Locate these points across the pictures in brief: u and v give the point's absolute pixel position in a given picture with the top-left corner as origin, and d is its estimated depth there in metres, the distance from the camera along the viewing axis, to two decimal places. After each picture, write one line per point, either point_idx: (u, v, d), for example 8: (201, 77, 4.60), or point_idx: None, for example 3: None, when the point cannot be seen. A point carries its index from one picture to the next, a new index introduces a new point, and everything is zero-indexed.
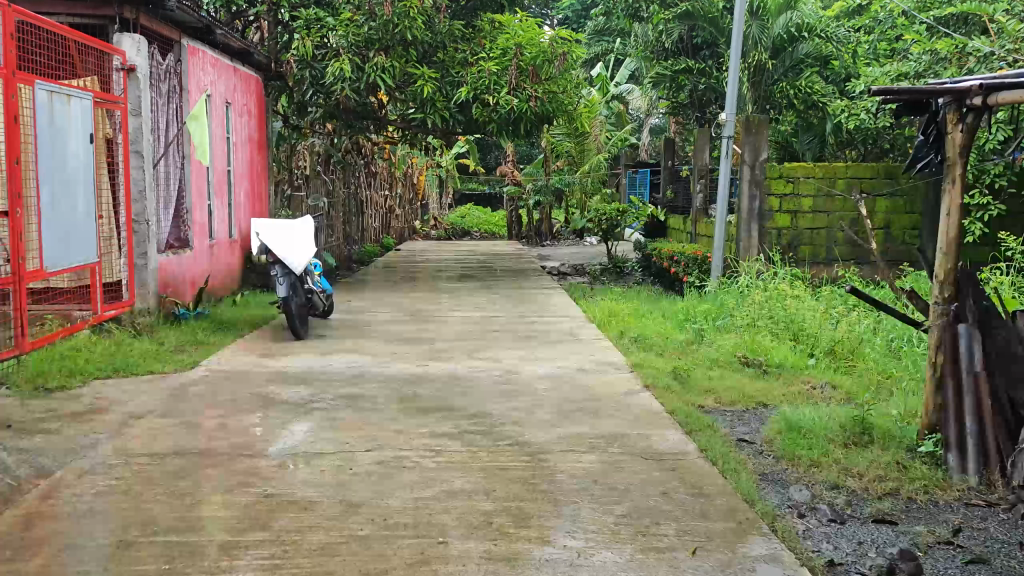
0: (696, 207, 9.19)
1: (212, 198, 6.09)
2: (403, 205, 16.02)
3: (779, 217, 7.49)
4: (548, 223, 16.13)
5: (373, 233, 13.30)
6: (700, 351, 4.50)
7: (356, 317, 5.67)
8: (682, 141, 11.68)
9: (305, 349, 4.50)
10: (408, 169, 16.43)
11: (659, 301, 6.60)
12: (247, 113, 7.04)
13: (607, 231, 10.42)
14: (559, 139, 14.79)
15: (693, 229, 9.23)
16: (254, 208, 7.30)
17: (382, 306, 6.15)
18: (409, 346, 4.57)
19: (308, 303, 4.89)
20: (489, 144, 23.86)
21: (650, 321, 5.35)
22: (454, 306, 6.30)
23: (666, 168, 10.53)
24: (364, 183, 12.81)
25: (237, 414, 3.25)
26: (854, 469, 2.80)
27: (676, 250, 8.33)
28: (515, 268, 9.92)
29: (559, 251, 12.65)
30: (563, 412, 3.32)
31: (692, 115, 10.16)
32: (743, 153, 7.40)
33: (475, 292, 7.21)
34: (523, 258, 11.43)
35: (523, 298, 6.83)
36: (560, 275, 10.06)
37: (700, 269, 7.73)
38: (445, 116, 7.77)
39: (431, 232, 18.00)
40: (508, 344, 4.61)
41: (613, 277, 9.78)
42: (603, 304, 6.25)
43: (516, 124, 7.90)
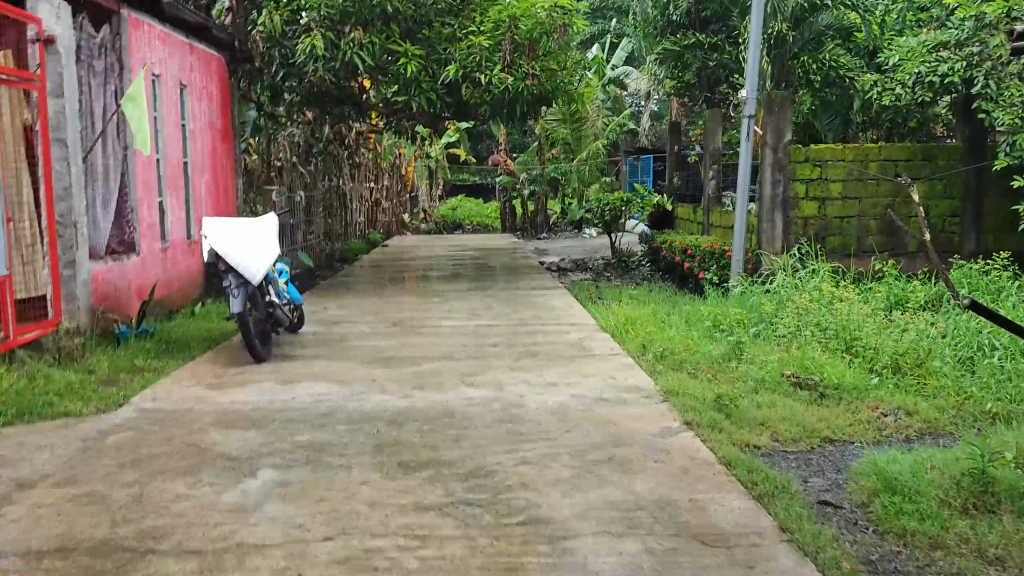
0: (707, 194, 8.44)
1: (164, 195, 5.30)
2: (391, 198, 15.25)
3: (804, 204, 6.76)
4: (544, 215, 15.39)
5: (359, 229, 12.54)
6: (740, 369, 3.77)
7: (332, 329, 4.90)
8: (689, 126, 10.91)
9: (266, 374, 3.73)
10: (396, 160, 15.65)
11: (678, 304, 5.85)
12: (208, 98, 6.24)
13: (610, 223, 9.66)
14: (555, 126, 14.02)
15: (705, 220, 8.47)
16: (220, 204, 6.52)
17: (362, 316, 5.38)
18: (391, 368, 3.81)
19: (269, 317, 4.09)
20: (480, 133, 23.08)
21: (672, 330, 4.59)
22: (445, 313, 5.53)
23: (672, 153, 9.82)
24: (348, 175, 12.03)
25: (161, 478, 2.47)
26: (993, 551, 2.04)
27: (690, 242, 7.59)
28: (513, 265, 9.17)
29: (558, 245, 11.91)
30: (588, 465, 2.55)
31: (700, 97, 9.38)
32: (764, 135, 6.64)
33: (468, 296, 6.44)
34: (520, 253, 10.71)
35: (523, 301, 6.07)
36: (560, 271, 9.31)
37: (718, 264, 6.99)
38: (432, 99, 6.98)
39: (422, 225, 17.23)
40: (510, 365, 3.85)
41: (618, 273, 9.03)
42: (615, 308, 5.49)
43: (510, 106, 7.13)
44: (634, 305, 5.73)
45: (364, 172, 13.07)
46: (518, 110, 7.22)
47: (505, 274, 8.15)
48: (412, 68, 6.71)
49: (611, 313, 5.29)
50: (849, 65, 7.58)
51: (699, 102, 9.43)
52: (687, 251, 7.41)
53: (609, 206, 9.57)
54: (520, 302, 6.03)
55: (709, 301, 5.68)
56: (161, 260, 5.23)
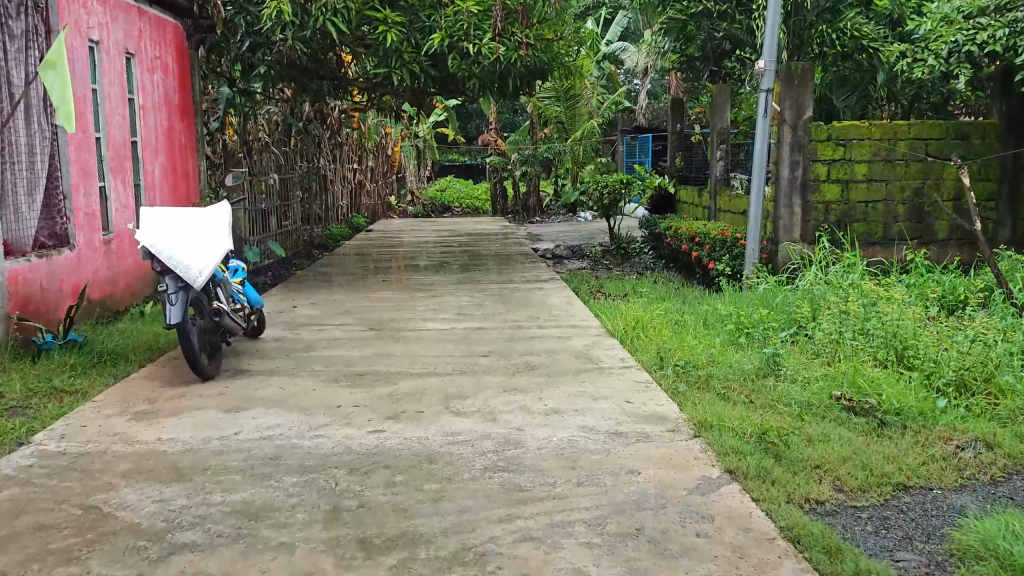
0: (714, 175, 7.81)
1: (106, 179, 4.63)
2: (376, 180, 14.55)
3: (826, 187, 6.10)
4: (536, 197, 14.75)
5: (341, 213, 11.86)
6: (779, 389, 3.14)
7: (297, 335, 4.25)
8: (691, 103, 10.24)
9: (210, 398, 3.09)
10: (381, 139, 14.94)
11: (692, 302, 5.22)
12: (162, 69, 5.55)
13: (609, 206, 9.01)
14: (548, 104, 13.34)
15: (711, 203, 7.85)
16: (180, 189, 5.85)
17: (334, 316, 4.74)
18: (361, 390, 3.17)
19: (219, 327, 3.43)
20: (469, 112, 22.33)
21: (692, 336, 3.96)
22: (428, 312, 4.90)
23: (674, 132, 9.17)
24: (328, 156, 11.33)
25: (37, 566, 1.84)
26: None
27: (697, 228, 6.95)
28: (504, 252, 8.53)
29: (552, 229, 11.27)
30: (610, 540, 1.93)
31: (706, 70, 8.70)
32: (783, 112, 5.99)
33: (454, 290, 5.81)
34: (511, 238, 10.08)
35: (516, 297, 5.42)
36: (554, 259, 8.68)
37: (731, 254, 6.33)
38: (414, 71, 6.31)
39: (409, 208, 16.55)
40: (502, 385, 3.22)
41: (617, 261, 8.41)
42: (622, 307, 4.86)
43: (501, 80, 6.44)
44: (643, 302, 5.11)
45: (346, 153, 12.36)
46: (511, 84, 6.53)
47: (496, 263, 7.51)
48: (392, 37, 6.03)
49: (618, 313, 4.64)
50: (872, 34, 6.82)
51: (704, 76, 8.75)
52: (695, 239, 6.78)
53: (607, 188, 8.92)
54: (512, 298, 5.39)
55: (727, 299, 5.05)
56: (103, 254, 4.56)
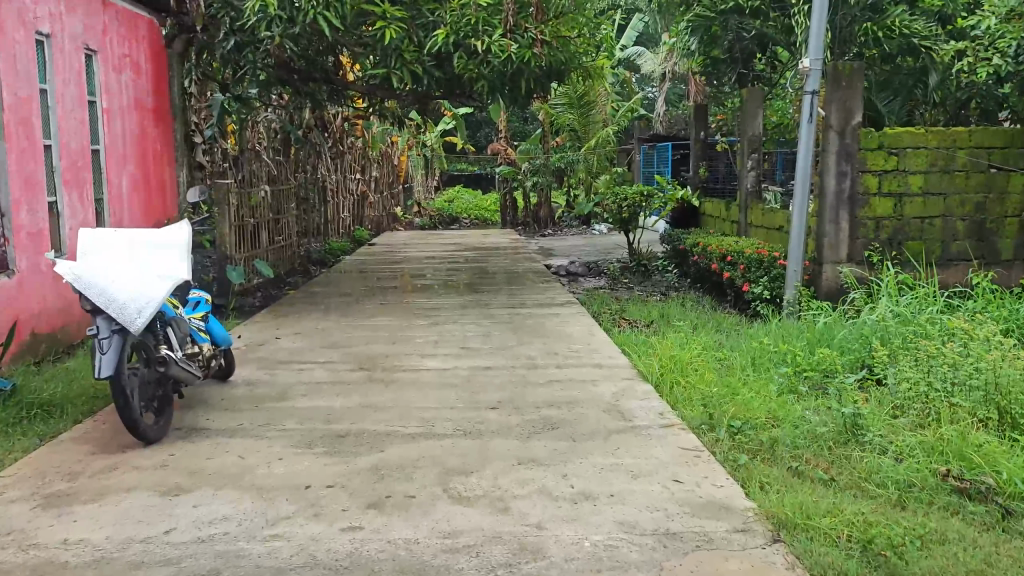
0: (744, 187, 7.16)
1: (58, 193, 4.01)
2: (381, 190, 13.96)
3: (877, 201, 5.46)
4: (547, 209, 14.12)
5: (343, 226, 11.25)
6: (867, 463, 2.49)
7: (273, 376, 3.62)
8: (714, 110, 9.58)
9: (149, 471, 2.45)
10: (387, 148, 14.35)
11: (731, 334, 4.57)
12: (133, 70, 4.95)
13: (628, 220, 8.36)
14: (561, 112, 12.89)
15: (741, 218, 7.21)
16: (155, 202, 5.23)
17: (319, 351, 4.11)
18: (339, 461, 2.54)
19: (167, 384, 2.81)
20: (478, 121, 21.76)
21: (744, 385, 3.31)
22: (428, 345, 4.26)
23: (697, 140, 8.53)
24: (329, 165, 10.73)
25: None
26: None
27: (729, 245, 6.30)
28: (515, 270, 7.89)
29: (565, 243, 10.65)
30: None
31: (733, 73, 8.03)
32: (829, 117, 5.35)
33: (459, 315, 5.17)
34: (522, 252, 9.45)
35: (529, 326, 4.78)
36: (569, 277, 8.05)
37: (770, 275, 5.67)
38: (419, 73, 5.74)
39: (415, 219, 15.94)
40: (515, 454, 2.58)
41: (637, 280, 7.76)
42: (654, 341, 4.22)
43: (513, 81, 5.81)
44: (676, 334, 4.45)
45: (349, 162, 11.75)
46: (523, 86, 5.90)
47: (507, 283, 6.87)
48: (391, 34, 5.43)
49: (651, 350, 4.00)
50: (923, 32, 6.21)
51: (732, 79, 8.08)
52: (727, 257, 6.14)
53: (626, 201, 8.27)
54: (524, 327, 4.74)
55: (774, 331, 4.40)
56: (54, 279, 3.95)
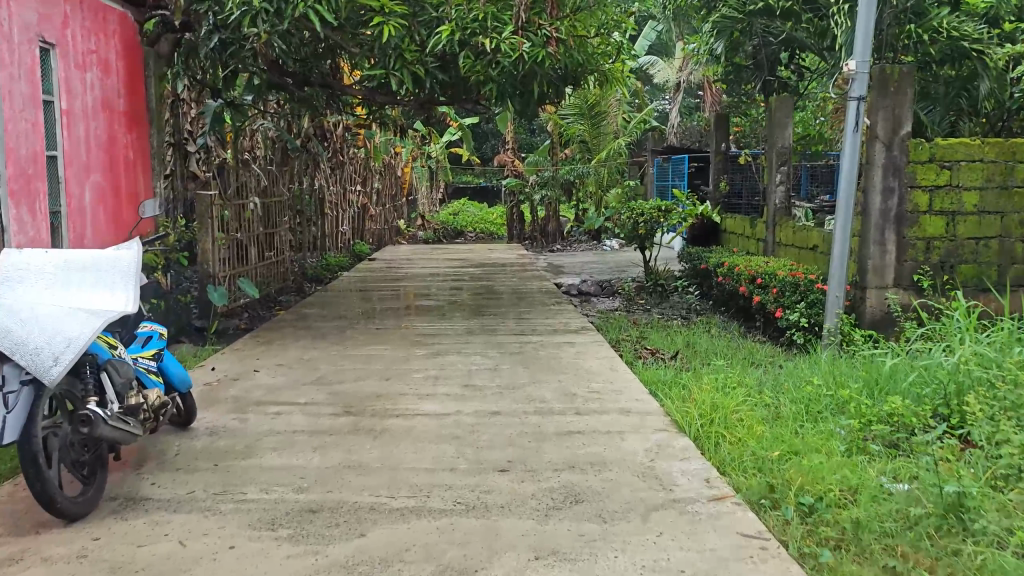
0: (771, 204, 6.63)
1: (3, 206, 3.50)
2: (384, 202, 13.45)
3: (928, 220, 4.91)
4: (556, 223, 13.58)
5: (342, 240, 10.74)
6: (987, 560, 1.93)
7: (243, 422, 3.08)
8: (737, 120, 9.04)
9: (61, 565, 1.91)
10: (390, 159, 13.85)
11: (772, 373, 4.03)
12: (101, 68, 4.44)
13: (644, 237, 7.82)
14: (570, 123, 12.50)
15: (768, 236, 6.68)
16: (125, 215, 4.71)
17: (301, 389, 3.57)
18: (307, 550, 1.99)
19: (91, 449, 2.27)
20: (485, 132, 21.28)
21: (804, 444, 2.76)
22: (426, 382, 3.72)
23: (718, 152, 8.00)
24: (328, 176, 10.23)
25: None
26: None
27: (759, 266, 5.76)
28: (523, 289, 7.35)
29: (576, 259, 10.11)
30: None
31: (758, 80, 7.53)
32: (875, 126, 4.82)
33: (462, 344, 4.63)
34: (530, 270, 8.91)
35: (541, 358, 4.23)
36: (582, 298, 7.52)
37: (806, 301, 5.12)
38: (420, 74, 5.22)
39: (419, 233, 15.41)
40: (529, 543, 2.02)
41: (655, 301, 7.23)
42: (689, 381, 3.69)
43: (525, 85, 5.28)
44: (711, 372, 3.90)
45: (349, 172, 11.24)
46: (535, 90, 5.37)
47: (515, 305, 6.33)
48: (390, 32, 4.86)
49: (687, 394, 3.46)
50: (974, 34, 5.66)
51: (758, 86, 7.54)
52: (757, 279, 5.61)
53: (642, 217, 7.74)
54: (535, 359, 4.20)
55: (824, 370, 3.85)
56: None
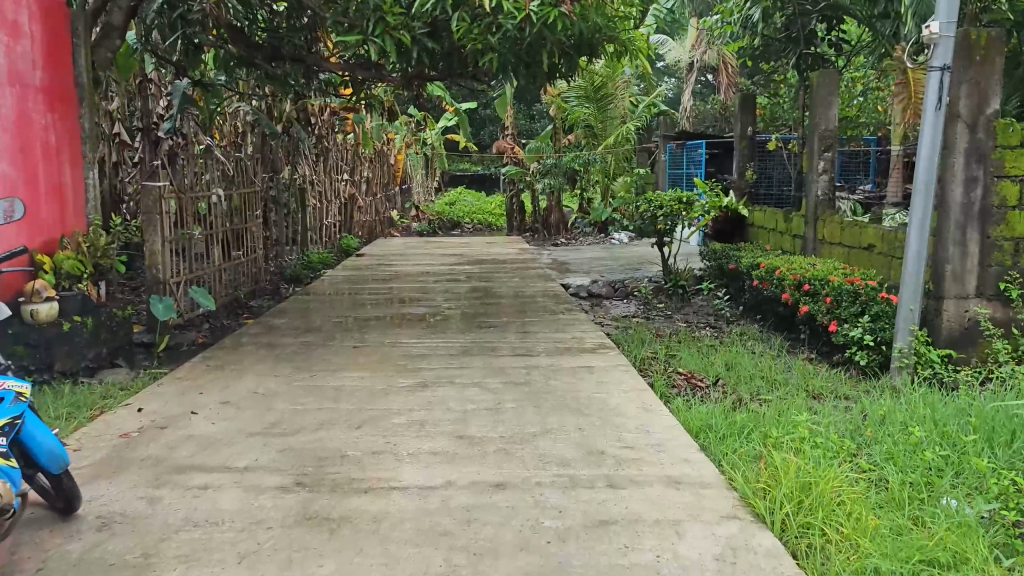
0: (811, 197, 5.80)
1: None
2: (375, 191, 12.59)
3: (1017, 217, 4.07)
4: (558, 214, 12.66)
5: (328, 233, 9.89)
6: None
7: (151, 506, 2.24)
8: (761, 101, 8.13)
9: None
10: (382, 145, 12.99)
11: (849, 417, 3.20)
12: (7, 31, 3.59)
13: (663, 233, 6.96)
14: (575, 106, 11.83)
15: (808, 232, 5.83)
16: (43, 211, 3.82)
17: (243, 445, 2.72)
18: None
19: None
20: (482, 118, 20.36)
21: (945, 559, 1.93)
22: (407, 432, 2.87)
23: (743, 136, 7.17)
24: (312, 163, 9.38)
25: None
26: None
27: (805, 270, 4.93)
28: (527, 291, 6.53)
29: (582, 254, 9.28)
30: None
31: (792, 54, 6.70)
32: (956, 104, 3.95)
33: (456, 370, 3.78)
34: (533, 267, 8.08)
35: (554, 392, 3.38)
36: (592, 301, 6.70)
37: (867, 314, 4.28)
38: (405, 42, 4.35)
39: (413, 224, 14.55)
40: None
41: (675, 306, 6.40)
42: (750, 436, 2.85)
43: (531, 54, 4.42)
44: (776, 418, 3.07)
45: (335, 160, 10.35)
46: (543, 61, 4.50)
47: (518, 312, 5.50)
48: None
49: (754, 457, 2.62)
50: None
51: (792, 61, 6.68)
52: (804, 285, 4.77)
53: (662, 212, 6.84)
54: (546, 393, 3.36)
55: (920, 420, 3.01)
56: None
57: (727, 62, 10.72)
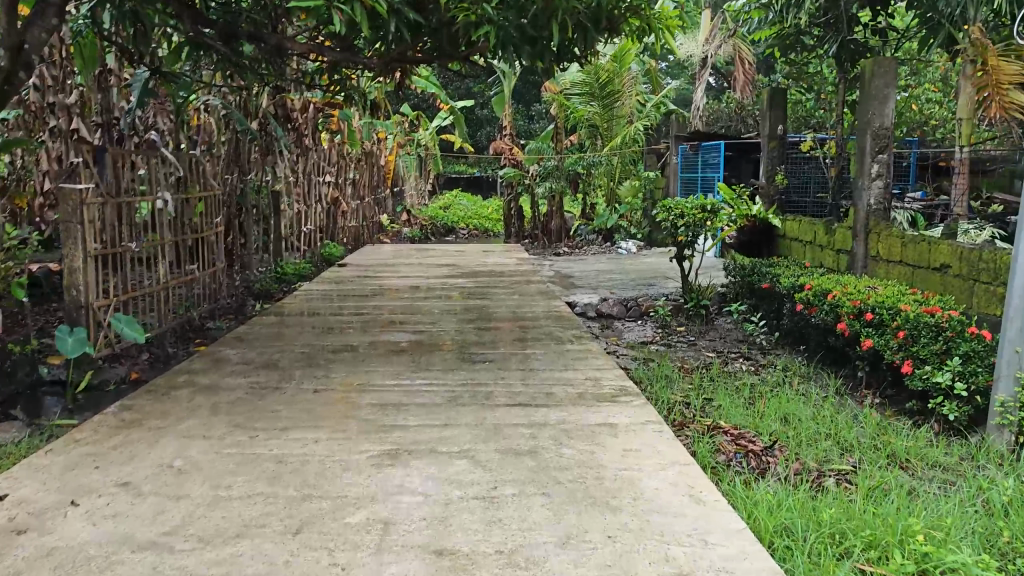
0: (858, 207, 4.97)
1: None
2: (363, 194, 11.73)
3: None
4: (559, 221, 11.68)
5: (309, 241, 9.05)
6: None
7: None
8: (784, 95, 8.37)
9: None
10: (371, 145, 12.14)
11: (975, 512, 2.36)
12: None
13: (683, 245, 6.11)
14: (579, 104, 11.08)
15: (856, 247, 4.99)
16: None
17: (121, 570, 1.87)
18: None
19: None
20: (480, 118, 19.52)
21: None
22: (365, 542, 2.01)
23: (772, 135, 6.35)
24: (290, 162, 8.53)
25: None
26: None
27: (862, 295, 4.10)
28: (528, 311, 5.69)
29: (588, 266, 8.45)
30: None
31: (832, 42, 5.88)
32: None
33: (439, 431, 2.91)
34: (534, 279, 7.25)
35: (569, 470, 2.52)
36: (603, 323, 5.87)
37: (954, 356, 3.46)
38: (380, 12, 3.51)
39: (404, 229, 13.69)
40: None
41: (698, 330, 5.57)
42: (853, 560, 2.02)
43: (539, 29, 3.58)
44: (882, 521, 2.22)
45: (318, 160, 9.50)
46: (552, 42, 3.68)
47: (519, 340, 4.66)
48: None
49: None
50: None
51: (832, 49, 5.87)
52: (865, 313, 3.92)
53: (681, 221, 5.99)
54: (559, 471, 2.51)
55: None
56: None
57: (743, 58, 10.08)
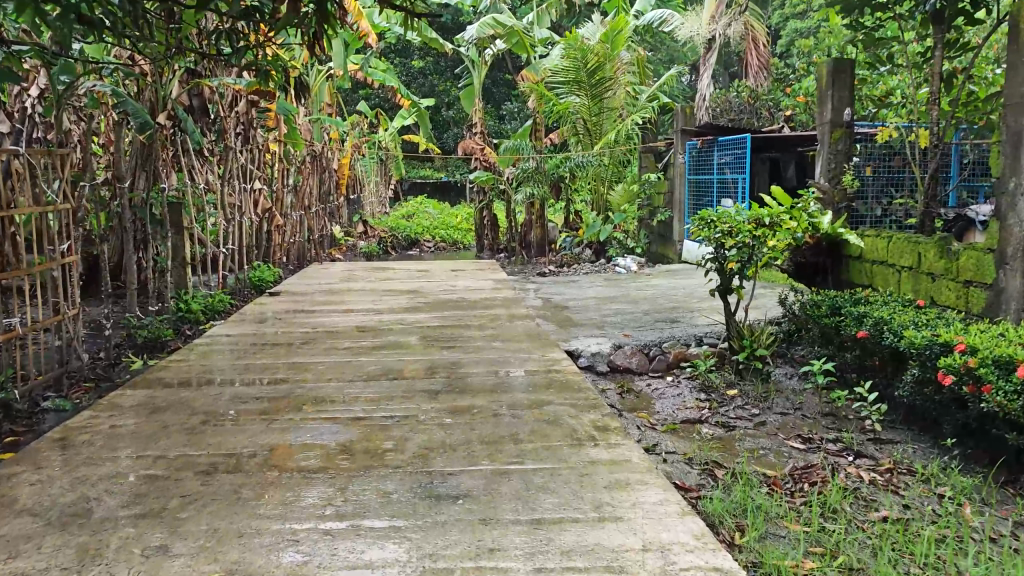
0: (1009, 220, 3.36)
1: None
2: (310, 203, 9.97)
3: None
4: (542, 230, 9.98)
5: (233, 263, 7.28)
6: None
7: None
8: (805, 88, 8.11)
9: None
10: (321, 147, 10.40)
11: None
12: None
13: (728, 274, 4.43)
14: (563, 96, 9.36)
15: (1007, 280, 3.38)
16: None
17: None
18: None
19: None
20: (446, 119, 17.83)
21: None
22: None
23: (837, 122, 4.78)
24: (208, 165, 6.76)
25: None
26: None
27: None
28: (514, 369, 3.98)
29: (583, 292, 6.78)
30: None
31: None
32: None
33: None
34: (517, 314, 5.55)
35: None
36: (618, 384, 4.20)
37: None
38: None
39: (362, 243, 11.96)
40: None
41: (760, 395, 3.93)
42: None
43: None
44: None
45: (249, 163, 7.72)
46: None
47: (509, 434, 2.95)
48: None
49: None
50: None
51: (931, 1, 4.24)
52: None
53: (730, 241, 4.29)
54: None
55: None
56: None
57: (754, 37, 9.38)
